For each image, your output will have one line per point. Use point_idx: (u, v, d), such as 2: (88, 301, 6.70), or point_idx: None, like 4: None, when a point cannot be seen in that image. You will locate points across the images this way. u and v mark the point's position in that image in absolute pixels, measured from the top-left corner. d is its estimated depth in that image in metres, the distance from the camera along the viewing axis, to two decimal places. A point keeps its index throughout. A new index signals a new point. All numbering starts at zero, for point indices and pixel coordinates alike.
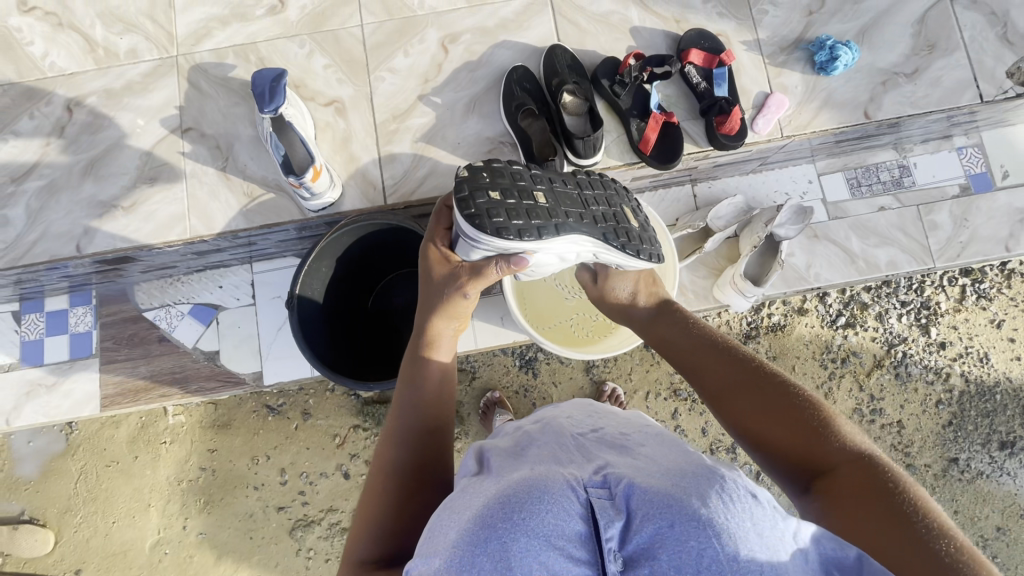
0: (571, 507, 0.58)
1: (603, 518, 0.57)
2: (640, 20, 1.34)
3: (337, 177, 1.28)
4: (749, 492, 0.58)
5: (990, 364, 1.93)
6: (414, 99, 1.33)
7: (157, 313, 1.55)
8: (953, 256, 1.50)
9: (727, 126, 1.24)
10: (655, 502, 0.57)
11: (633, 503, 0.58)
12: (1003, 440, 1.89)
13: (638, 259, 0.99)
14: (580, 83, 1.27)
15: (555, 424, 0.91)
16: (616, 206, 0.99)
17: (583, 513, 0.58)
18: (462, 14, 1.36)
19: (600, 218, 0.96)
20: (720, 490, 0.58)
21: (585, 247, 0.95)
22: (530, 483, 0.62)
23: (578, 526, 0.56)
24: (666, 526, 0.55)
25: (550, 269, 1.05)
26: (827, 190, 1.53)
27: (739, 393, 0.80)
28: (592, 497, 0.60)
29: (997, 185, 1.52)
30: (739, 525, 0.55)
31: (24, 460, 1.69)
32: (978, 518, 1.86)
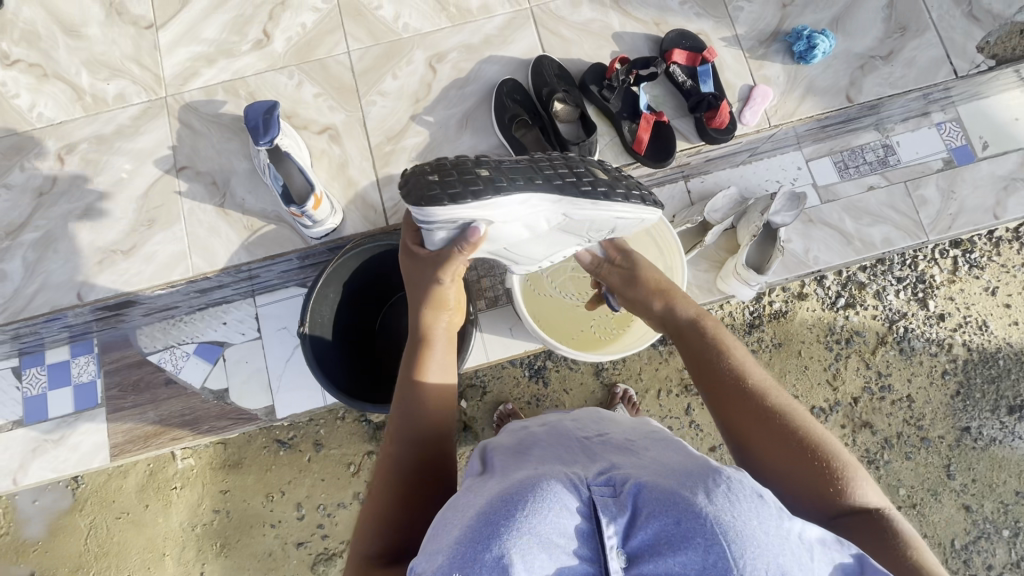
0: (574, 504, 0.58)
1: (606, 515, 0.57)
2: (621, 26, 1.37)
3: (338, 202, 1.29)
4: (754, 492, 0.58)
5: (990, 331, 1.97)
6: (407, 119, 1.35)
7: (161, 356, 1.53)
8: (944, 228, 1.54)
9: (717, 121, 1.27)
10: (661, 501, 0.57)
11: (639, 500, 0.59)
12: (1012, 404, 1.92)
13: (609, 203, 0.90)
14: (570, 91, 1.29)
15: (560, 429, 0.90)
16: (577, 167, 0.94)
17: (586, 511, 0.58)
18: (447, 33, 1.39)
19: (558, 177, 0.89)
20: (727, 488, 0.57)
21: (547, 205, 0.87)
22: (534, 481, 0.62)
23: (581, 524, 0.57)
24: (672, 523, 0.54)
25: (525, 250, 0.96)
26: (816, 175, 1.56)
27: (754, 422, 0.79)
28: (595, 496, 0.61)
29: (979, 156, 1.56)
30: (746, 523, 0.54)
31: (31, 521, 1.64)
32: (996, 485, 1.87)
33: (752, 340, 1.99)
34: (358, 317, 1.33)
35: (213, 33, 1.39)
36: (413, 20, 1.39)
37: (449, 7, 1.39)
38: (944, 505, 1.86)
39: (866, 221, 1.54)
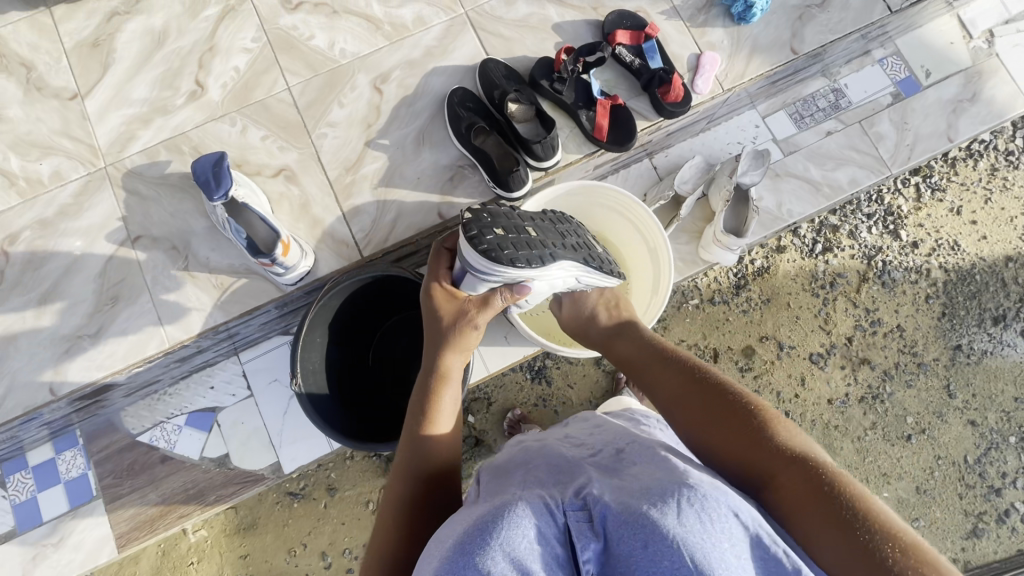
0: (547, 532, 0.59)
1: (581, 542, 0.58)
2: (559, 16, 1.36)
3: (307, 245, 1.24)
4: (729, 511, 0.60)
5: (962, 249, 2.02)
6: (362, 146, 1.31)
7: (151, 435, 1.46)
8: (904, 159, 1.57)
9: (671, 95, 1.26)
10: (630, 523, 0.57)
11: (609, 524, 0.59)
12: (996, 315, 1.97)
13: (610, 277, 1.10)
14: (521, 89, 1.27)
15: (548, 446, 0.88)
16: (583, 236, 1.12)
17: (560, 538, 0.59)
18: (386, 52, 1.35)
19: (577, 246, 1.06)
20: (698, 508, 0.59)
21: (571, 271, 1.03)
22: (508, 507, 0.63)
23: (556, 551, 0.58)
24: (641, 546, 0.55)
25: (534, 300, 1.12)
26: (774, 131, 1.58)
27: (688, 398, 0.82)
28: (569, 522, 0.61)
29: (924, 84, 1.59)
30: (715, 545, 0.55)
31: None
32: (995, 395, 1.92)
33: (741, 301, 2.01)
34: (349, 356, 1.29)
35: (144, 92, 1.33)
36: (350, 45, 1.36)
37: (383, 26, 1.36)
38: (951, 425, 1.91)
39: (830, 167, 1.57)
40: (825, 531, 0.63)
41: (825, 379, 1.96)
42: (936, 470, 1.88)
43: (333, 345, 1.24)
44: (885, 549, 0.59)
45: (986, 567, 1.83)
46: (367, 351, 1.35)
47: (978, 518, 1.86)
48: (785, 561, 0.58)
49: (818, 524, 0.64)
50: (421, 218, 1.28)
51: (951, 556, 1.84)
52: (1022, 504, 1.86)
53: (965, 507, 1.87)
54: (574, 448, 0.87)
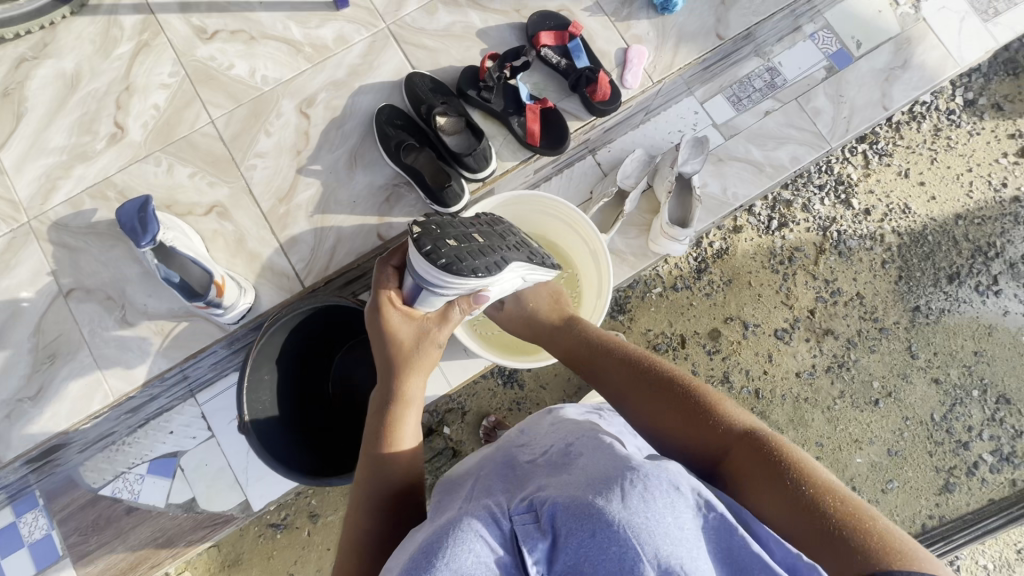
0: (497, 537, 0.62)
1: (527, 544, 0.60)
2: (483, 22, 1.34)
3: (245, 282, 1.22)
4: (670, 485, 0.62)
5: (913, 212, 2.05)
6: (294, 174, 1.28)
7: (114, 487, 1.44)
8: (843, 132, 1.58)
9: (599, 94, 1.26)
10: (576, 516, 0.60)
11: (557, 520, 0.61)
12: (951, 273, 2.00)
13: (552, 270, 1.14)
14: (448, 101, 1.25)
15: (504, 449, 0.90)
16: (520, 235, 1.15)
17: (510, 542, 0.62)
18: (309, 74, 1.32)
19: (519, 246, 1.09)
20: (641, 489, 0.61)
21: (519, 272, 1.04)
22: (461, 519, 0.65)
23: (506, 554, 0.60)
24: (588, 536, 0.57)
25: None
26: (714, 116, 1.58)
27: (642, 393, 0.84)
28: (517, 525, 0.64)
29: (856, 56, 1.60)
30: (659, 522, 0.58)
31: None
32: (956, 352, 1.96)
33: (704, 284, 2.02)
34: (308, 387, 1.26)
35: (61, 139, 1.28)
36: (271, 70, 1.32)
37: (304, 48, 1.33)
38: (916, 385, 1.95)
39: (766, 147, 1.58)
40: (769, 499, 0.68)
41: (791, 353, 1.98)
42: (905, 431, 1.92)
43: (287, 378, 1.21)
44: (824, 503, 0.64)
45: (960, 520, 1.88)
46: (325, 378, 1.31)
47: (949, 473, 1.90)
48: (733, 528, 0.61)
49: (767, 498, 0.68)
50: (361, 242, 1.26)
51: (926, 513, 1.89)
52: (989, 455, 1.91)
53: (936, 464, 1.91)
54: (525, 443, 0.88)
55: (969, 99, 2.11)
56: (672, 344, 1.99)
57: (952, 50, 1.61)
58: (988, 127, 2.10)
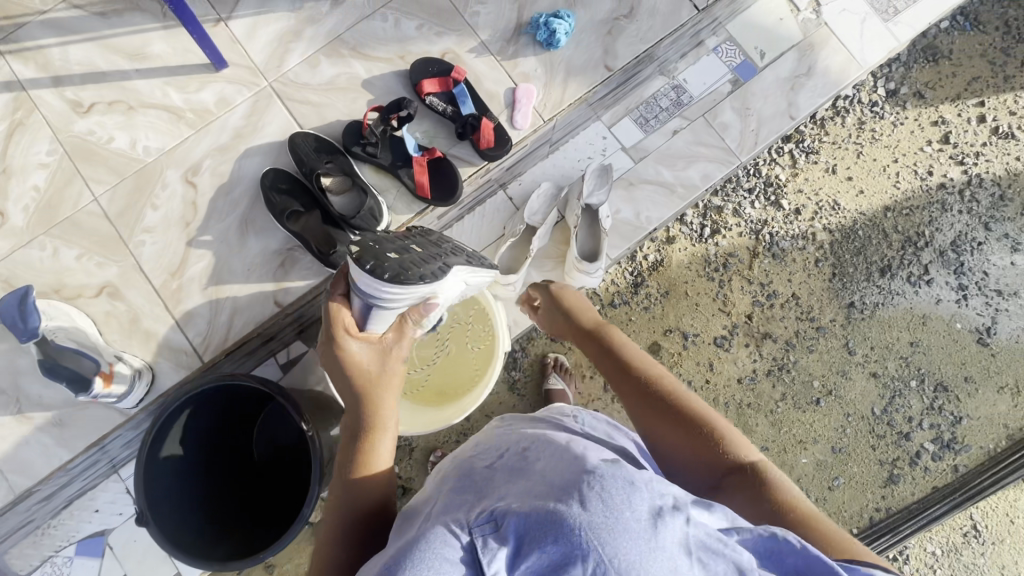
0: (452, 556, 0.55)
1: (485, 553, 0.53)
2: (367, 72, 1.31)
3: (140, 364, 1.19)
4: (627, 480, 0.54)
5: (842, 208, 2.06)
6: (184, 247, 1.25)
7: (43, 571, 1.42)
8: (751, 145, 1.57)
9: (485, 140, 1.24)
10: (533, 526, 0.52)
11: (516, 530, 0.53)
12: (882, 266, 2.02)
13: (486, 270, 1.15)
14: (333, 160, 1.22)
15: (473, 449, 0.83)
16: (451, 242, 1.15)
17: (466, 557, 0.54)
18: (192, 141, 1.28)
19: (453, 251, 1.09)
20: (599, 488, 0.53)
21: (462, 275, 1.04)
22: (417, 544, 0.58)
23: (462, 573, 0.53)
24: (550, 546, 0.50)
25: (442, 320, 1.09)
26: (622, 139, 1.56)
27: (658, 412, 0.90)
28: (475, 537, 0.56)
29: (760, 66, 1.59)
30: (624, 523, 0.50)
31: None
32: (892, 344, 1.98)
33: (641, 298, 2.02)
34: (225, 461, 1.18)
35: None
36: (153, 141, 1.28)
37: (185, 114, 1.29)
38: (855, 381, 1.97)
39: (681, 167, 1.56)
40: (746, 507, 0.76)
41: (732, 360, 1.99)
42: (847, 428, 1.95)
43: (197, 457, 1.14)
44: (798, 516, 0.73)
45: (906, 510, 1.91)
46: (240, 458, 1.20)
47: (892, 465, 1.93)
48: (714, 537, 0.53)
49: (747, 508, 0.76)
50: (259, 310, 1.24)
51: (873, 506, 1.92)
52: (930, 443, 1.94)
53: (880, 457, 1.94)
54: (489, 445, 0.81)
55: (891, 89, 2.10)
56: None
57: (854, 53, 1.60)
58: (911, 116, 2.10)
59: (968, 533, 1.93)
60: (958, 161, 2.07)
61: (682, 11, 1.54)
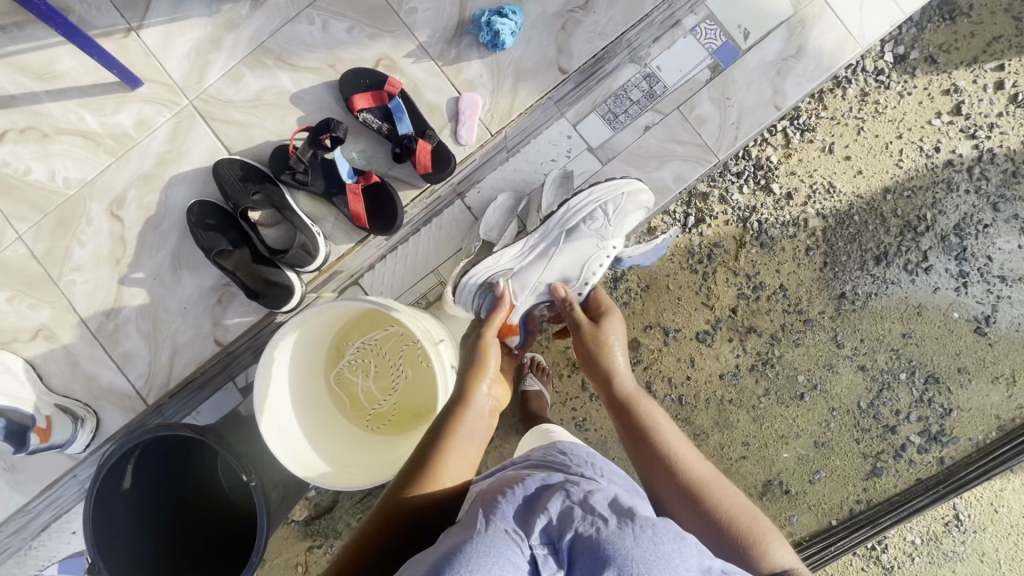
0: (516, 560, 0.58)
1: None
2: (295, 85, 1.19)
3: (81, 409, 1.16)
4: (675, 534, 0.64)
5: (838, 191, 1.91)
6: (117, 285, 1.19)
7: None
8: (731, 141, 1.43)
9: (424, 165, 1.14)
10: (594, 550, 0.59)
11: (575, 552, 0.60)
12: (878, 254, 1.90)
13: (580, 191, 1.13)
14: (260, 190, 1.13)
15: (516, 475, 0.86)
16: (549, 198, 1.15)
17: (526, 567, 0.58)
18: (114, 170, 1.19)
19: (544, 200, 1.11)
20: (651, 533, 0.62)
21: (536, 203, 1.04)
22: (480, 535, 0.61)
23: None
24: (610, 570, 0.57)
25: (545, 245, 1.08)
26: (588, 137, 1.41)
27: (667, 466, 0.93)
28: (534, 552, 0.61)
29: (743, 49, 1.42)
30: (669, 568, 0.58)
31: None
32: (883, 336, 1.90)
33: (620, 293, 1.92)
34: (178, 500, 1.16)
35: None
36: (72, 170, 1.19)
37: (103, 140, 1.19)
38: (842, 374, 1.90)
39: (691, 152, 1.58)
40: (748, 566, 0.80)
41: (714, 355, 1.93)
42: (831, 423, 1.90)
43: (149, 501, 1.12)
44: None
45: (887, 502, 1.90)
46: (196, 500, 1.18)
47: (876, 458, 1.90)
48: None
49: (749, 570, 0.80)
50: (200, 350, 1.19)
51: (853, 499, 1.90)
52: (917, 436, 1.90)
53: (863, 450, 1.90)
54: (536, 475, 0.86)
55: (899, 55, 1.89)
56: None
57: (852, 27, 1.42)
58: (921, 85, 1.90)
59: (949, 522, 1.92)
60: (969, 134, 1.89)
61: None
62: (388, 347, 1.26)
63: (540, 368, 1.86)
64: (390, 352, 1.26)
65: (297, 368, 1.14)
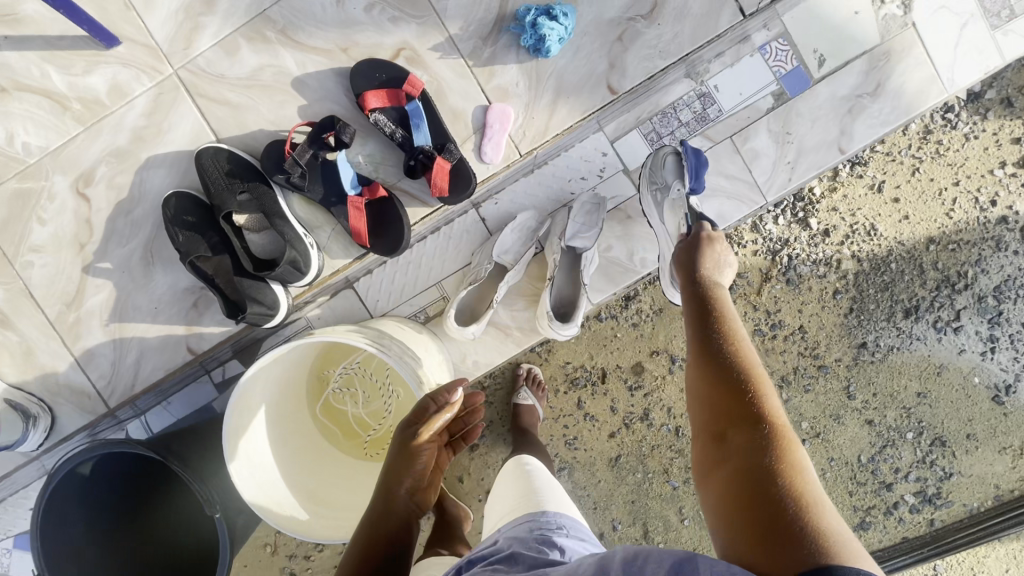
0: None
1: None
2: (299, 67, 1.02)
3: (39, 404, 1.06)
4: None
5: (879, 234, 1.77)
6: (80, 273, 1.06)
7: None
8: (784, 181, 1.28)
9: (440, 186, 0.98)
10: None
11: None
12: (908, 307, 1.78)
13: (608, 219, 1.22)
14: (248, 189, 0.98)
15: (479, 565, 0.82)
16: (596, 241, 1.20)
17: None
18: (84, 142, 1.04)
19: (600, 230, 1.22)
20: None
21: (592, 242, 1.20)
22: None
23: None
24: None
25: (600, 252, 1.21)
26: (625, 158, 1.25)
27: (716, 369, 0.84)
28: None
29: (815, 78, 1.25)
30: None
31: None
32: (898, 392, 1.81)
33: (631, 314, 1.80)
34: (139, 509, 1.08)
35: None
36: (34, 136, 1.04)
37: (71, 104, 1.03)
38: (847, 426, 1.83)
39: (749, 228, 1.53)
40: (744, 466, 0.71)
41: None
42: (828, 472, 1.84)
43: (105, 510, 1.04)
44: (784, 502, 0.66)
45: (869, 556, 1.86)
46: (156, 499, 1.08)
47: (865, 512, 1.85)
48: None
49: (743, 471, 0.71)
50: (169, 355, 1.07)
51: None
52: (911, 496, 1.84)
53: (854, 503, 1.85)
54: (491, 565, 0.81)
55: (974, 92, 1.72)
56: (593, 380, 1.82)
57: (941, 68, 1.25)
58: (989, 130, 1.74)
59: None
60: None
61: (718, 15, 1.23)
62: (378, 370, 1.18)
63: (535, 382, 1.76)
64: (376, 375, 1.18)
65: (274, 398, 1.06)
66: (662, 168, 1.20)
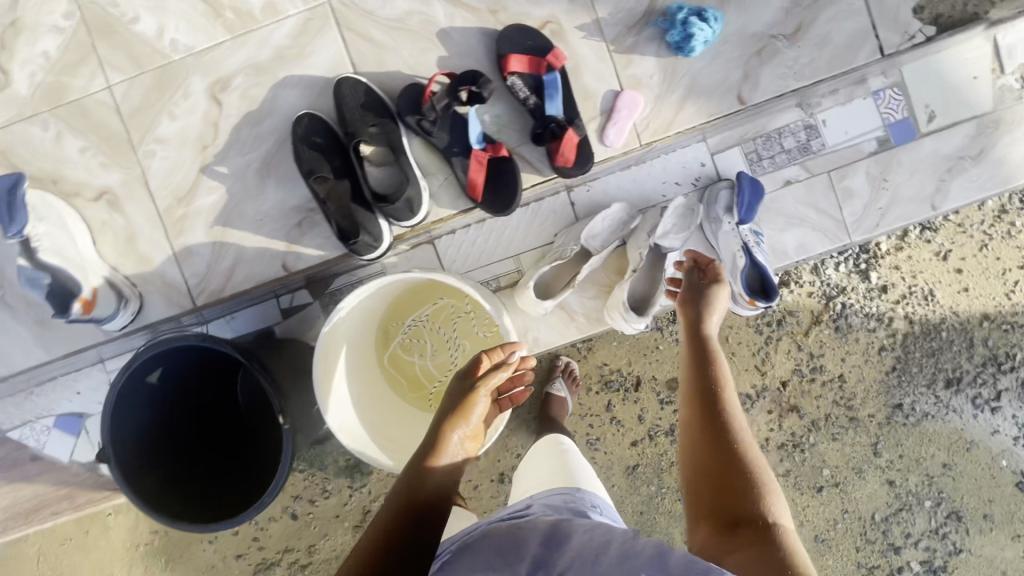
0: None
1: None
2: (447, 19, 1.05)
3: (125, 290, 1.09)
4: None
5: (936, 301, 1.79)
6: (196, 173, 1.09)
7: (21, 432, 1.45)
8: (871, 225, 1.30)
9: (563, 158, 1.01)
10: None
11: None
12: (950, 377, 1.80)
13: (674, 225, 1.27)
14: (378, 124, 1.02)
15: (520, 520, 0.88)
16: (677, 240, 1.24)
17: None
18: (227, 49, 1.08)
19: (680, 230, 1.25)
20: None
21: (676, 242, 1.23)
22: None
23: None
24: None
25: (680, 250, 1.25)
26: (722, 170, 1.29)
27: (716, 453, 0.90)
28: None
29: (921, 132, 1.28)
30: None
31: None
32: (924, 459, 1.82)
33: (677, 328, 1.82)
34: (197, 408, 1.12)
35: None
36: (183, 36, 1.08)
37: (225, 12, 1.07)
38: (868, 482, 1.83)
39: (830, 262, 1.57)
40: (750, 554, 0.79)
41: (749, 420, 1.86)
42: (839, 523, 1.85)
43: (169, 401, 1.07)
44: None
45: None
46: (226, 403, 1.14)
47: (868, 570, 1.85)
48: None
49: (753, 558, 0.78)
50: (263, 268, 1.11)
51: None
52: (916, 563, 1.84)
53: (859, 559, 1.85)
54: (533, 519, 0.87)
55: None
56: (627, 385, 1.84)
57: None
58: None
59: None
60: None
61: (842, 53, 1.26)
62: (449, 327, 1.23)
63: (572, 375, 1.76)
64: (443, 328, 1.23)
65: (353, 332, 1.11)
66: (715, 200, 1.25)
